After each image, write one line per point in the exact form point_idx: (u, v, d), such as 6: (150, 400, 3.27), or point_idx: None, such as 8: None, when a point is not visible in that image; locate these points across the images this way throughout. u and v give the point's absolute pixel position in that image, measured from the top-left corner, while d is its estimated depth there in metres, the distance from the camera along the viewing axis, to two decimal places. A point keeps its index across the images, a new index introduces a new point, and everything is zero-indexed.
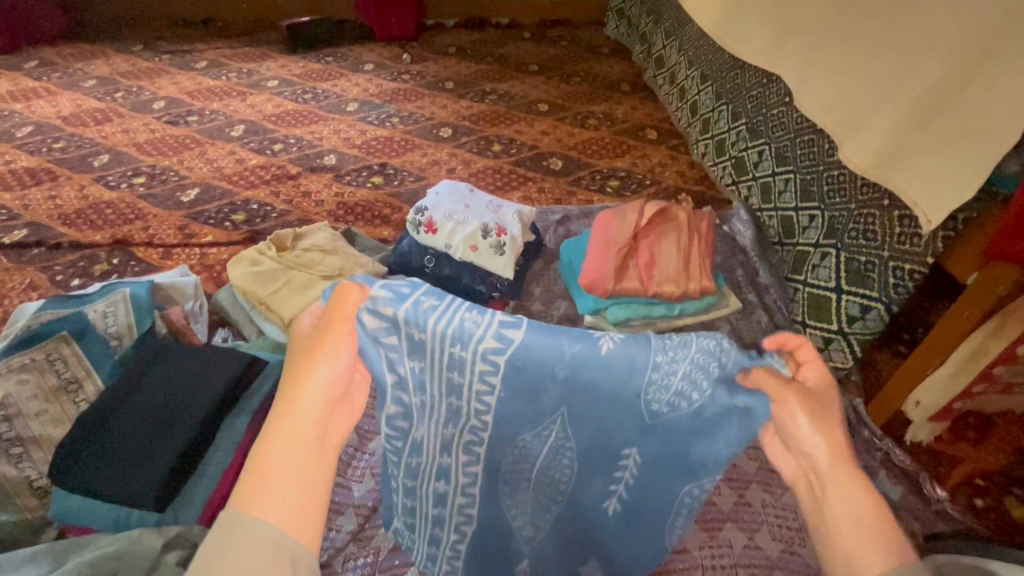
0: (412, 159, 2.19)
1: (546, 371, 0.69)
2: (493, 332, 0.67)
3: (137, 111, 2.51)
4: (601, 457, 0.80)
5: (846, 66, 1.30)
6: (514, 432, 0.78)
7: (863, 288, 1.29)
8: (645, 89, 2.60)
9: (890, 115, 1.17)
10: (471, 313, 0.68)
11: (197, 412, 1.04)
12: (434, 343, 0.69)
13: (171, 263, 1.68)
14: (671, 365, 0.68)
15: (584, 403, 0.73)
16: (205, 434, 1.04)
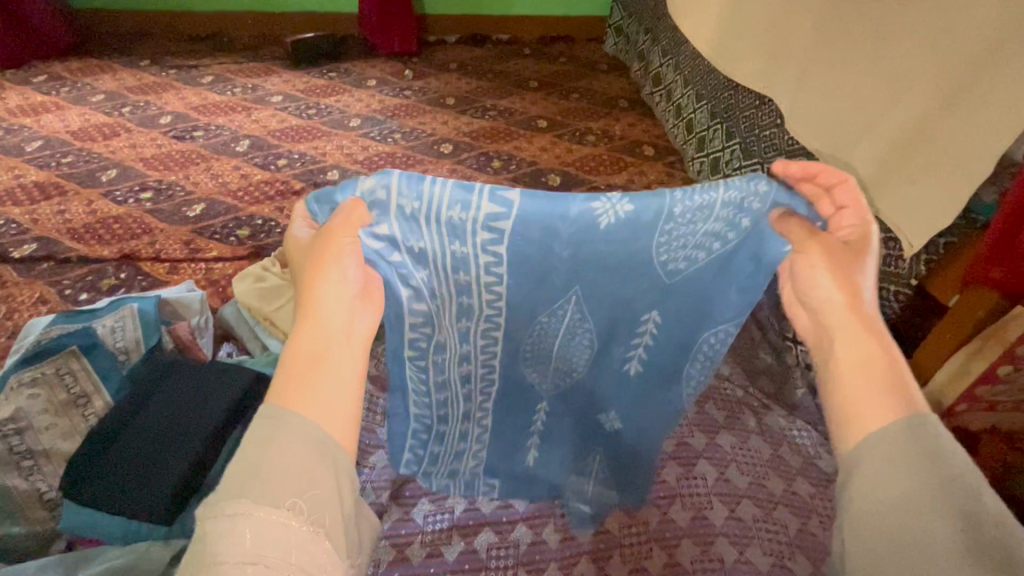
0: (413, 175, 2.24)
1: (557, 238, 0.74)
2: (492, 202, 0.69)
3: (145, 125, 2.56)
4: (621, 319, 0.87)
5: (831, 94, 1.35)
6: (539, 309, 0.86)
7: None
8: (643, 106, 2.65)
9: (874, 140, 1.22)
10: (456, 203, 0.70)
11: (205, 427, 1.07)
12: (431, 218, 0.71)
13: (178, 278, 1.72)
14: (687, 216, 0.71)
15: (599, 268, 0.79)
16: (213, 449, 1.07)
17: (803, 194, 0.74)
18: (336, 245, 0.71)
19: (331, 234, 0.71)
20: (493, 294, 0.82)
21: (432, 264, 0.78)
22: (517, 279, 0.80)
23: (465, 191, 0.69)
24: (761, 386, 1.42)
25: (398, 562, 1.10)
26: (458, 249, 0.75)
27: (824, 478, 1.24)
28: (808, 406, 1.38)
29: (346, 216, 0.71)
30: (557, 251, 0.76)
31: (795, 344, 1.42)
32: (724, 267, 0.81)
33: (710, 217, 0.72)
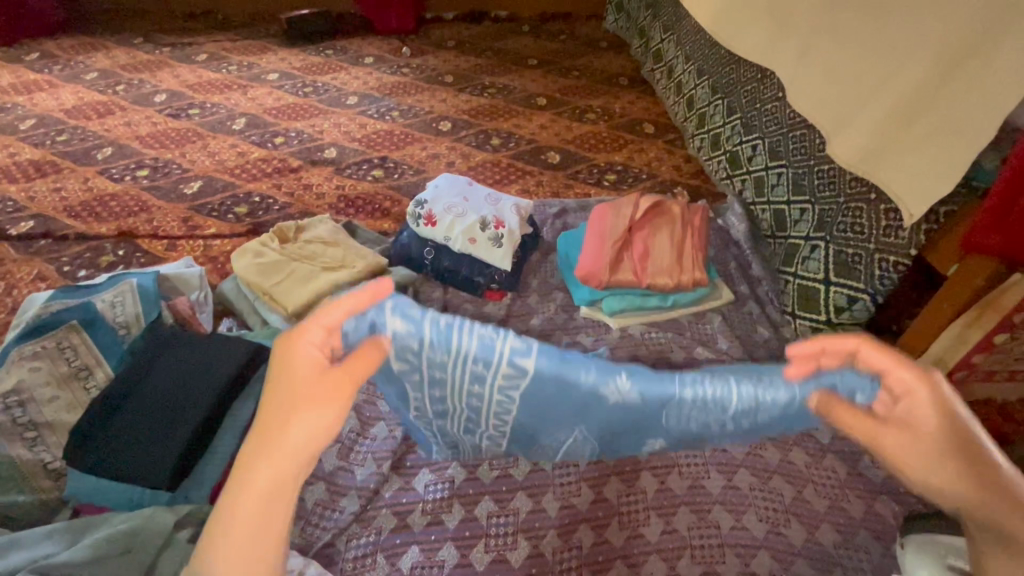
0: (412, 152, 2.22)
1: (574, 396, 0.81)
2: (514, 361, 0.77)
3: (140, 103, 2.53)
4: (637, 439, 0.96)
5: (834, 62, 1.32)
6: (549, 429, 0.94)
7: (850, 279, 1.32)
8: (643, 84, 2.61)
9: (874, 109, 1.20)
10: (479, 359, 0.78)
11: (205, 398, 1.07)
12: (456, 363, 0.79)
13: (176, 255, 1.71)
14: (698, 400, 0.79)
15: (608, 418, 0.87)
16: (213, 419, 1.07)
17: (830, 369, 0.72)
18: (338, 390, 0.64)
19: (336, 378, 0.65)
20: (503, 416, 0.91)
21: (450, 389, 0.86)
22: (530, 411, 0.89)
23: (487, 350, 0.77)
24: (759, 359, 1.42)
25: (400, 529, 1.12)
26: (476, 387, 0.84)
27: (819, 449, 1.26)
28: None
29: (364, 355, 0.70)
30: (569, 403, 0.84)
31: (794, 318, 1.46)
32: (755, 431, 0.87)
33: (725, 407, 0.79)
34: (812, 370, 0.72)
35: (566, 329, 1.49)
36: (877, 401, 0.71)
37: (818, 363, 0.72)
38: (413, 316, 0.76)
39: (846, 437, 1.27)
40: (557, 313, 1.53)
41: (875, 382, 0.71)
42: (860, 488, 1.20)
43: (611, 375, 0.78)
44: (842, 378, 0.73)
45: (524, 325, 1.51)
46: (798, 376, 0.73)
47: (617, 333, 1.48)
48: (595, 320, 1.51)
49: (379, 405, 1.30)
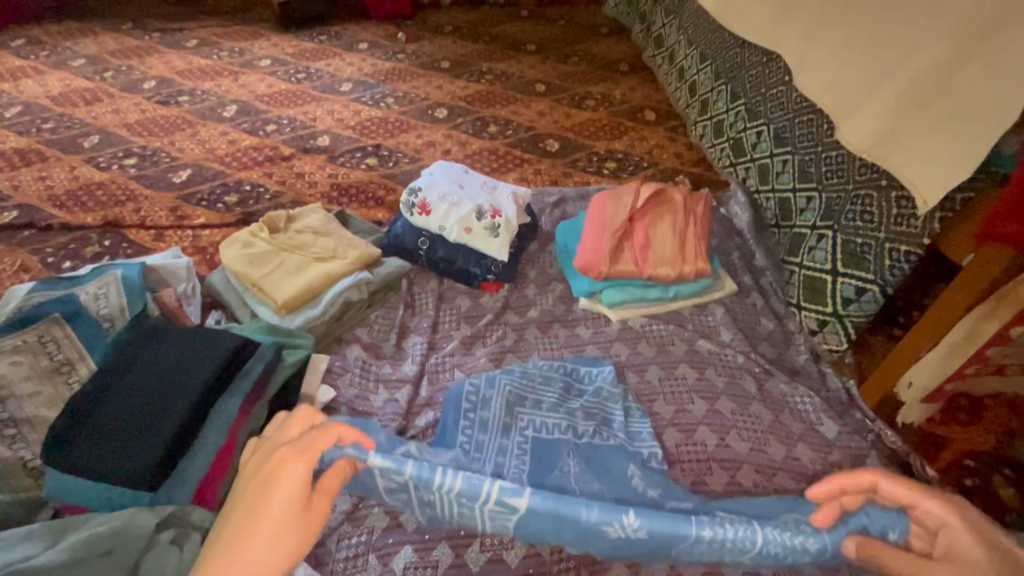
0: (407, 140, 2.17)
1: (566, 532, 0.80)
2: (502, 505, 0.77)
3: (128, 90, 2.47)
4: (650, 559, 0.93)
5: (843, 43, 1.27)
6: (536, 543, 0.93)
7: (858, 270, 1.28)
8: (644, 70, 2.55)
9: (887, 91, 1.15)
10: (468, 498, 0.77)
11: (188, 395, 1.01)
12: (444, 498, 0.79)
13: (164, 245, 1.67)
14: (712, 543, 0.76)
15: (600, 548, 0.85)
16: (198, 414, 1.02)
17: (852, 505, 0.77)
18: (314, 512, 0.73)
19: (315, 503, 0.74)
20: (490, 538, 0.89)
21: (448, 517, 0.85)
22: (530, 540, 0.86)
23: (475, 487, 0.77)
24: (762, 352, 1.38)
25: (393, 528, 1.09)
26: (471, 520, 0.83)
27: (825, 444, 1.22)
28: (813, 371, 1.34)
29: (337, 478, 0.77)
30: (568, 538, 0.81)
31: (799, 309, 1.42)
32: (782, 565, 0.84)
33: (742, 552, 0.77)
34: (837, 512, 0.76)
35: (564, 321, 1.45)
36: (912, 537, 0.75)
37: (841, 503, 0.77)
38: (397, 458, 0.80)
39: (854, 432, 1.23)
40: (555, 304, 1.49)
41: (904, 519, 0.75)
42: None
43: (615, 516, 0.76)
44: (871, 520, 0.77)
45: (521, 317, 1.46)
46: (825, 522, 0.76)
47: (617, 326, 1.44)
48: (594, 312, 1.47)
49: (373, 399, 1.25)
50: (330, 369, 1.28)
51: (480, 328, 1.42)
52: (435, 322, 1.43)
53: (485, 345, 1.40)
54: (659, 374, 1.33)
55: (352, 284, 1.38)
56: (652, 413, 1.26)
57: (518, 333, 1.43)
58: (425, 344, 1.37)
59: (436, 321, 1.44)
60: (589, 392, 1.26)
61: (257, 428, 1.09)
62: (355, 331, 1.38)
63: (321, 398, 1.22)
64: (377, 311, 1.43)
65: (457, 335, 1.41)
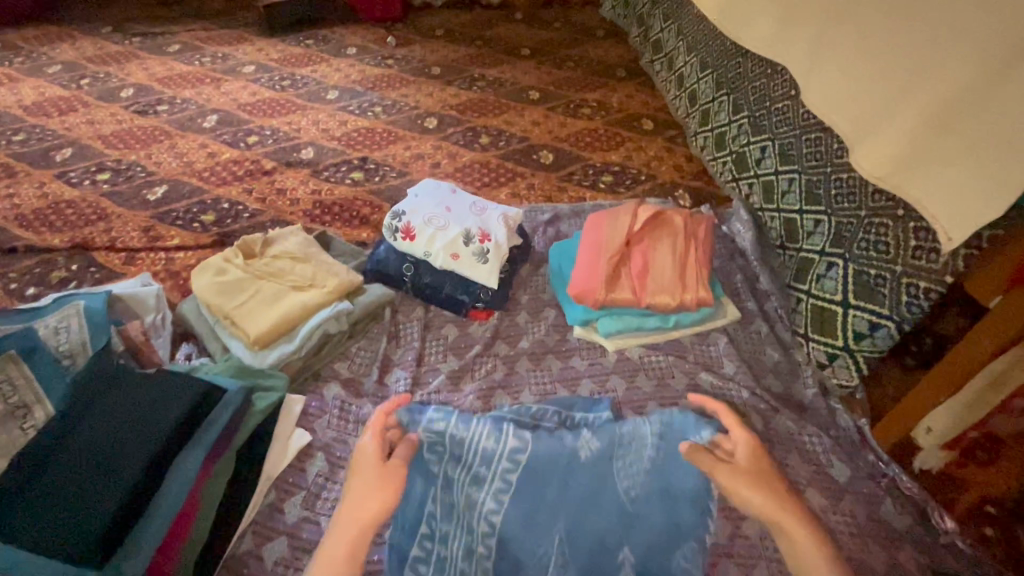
0: (395, 152, 2.08)
1: (561, 474, 1.00)
2: (518, 438, 1.03)
3: (104, 99, 2.37)
4: (603, 548, 0.93)
5: (855, 63, 1.21)
6: (533, 540, 0.94)
7: (872, 303, 1.20)
8: (642, 76, 2.46)
9: (909, 114, 1.08)
10: (489, 441, 1.03)
11: (142, 451, 0.90)
12: (472, 447, 1.02)
13: (134, 269, 1.58)
14: (628, 449, 1.03)
15: (588, 504, 0.96)
16: (153, 474, 0.91)
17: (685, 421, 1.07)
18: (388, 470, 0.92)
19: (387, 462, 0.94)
20: (495, 531, 0.95)
21: (459, 492, 0.99)
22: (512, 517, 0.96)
23: (496, 431, 1.04)
24: (768, 386, 1.29)
25: None
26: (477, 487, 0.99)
27: (836, 489, 1.13)
28: (822, 407, 1.26)
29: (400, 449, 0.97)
30: (553, 484, 0.99)
31: (807, 340, 1.33)
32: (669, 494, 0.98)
33: (644, 448, 1.04)
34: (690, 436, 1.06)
35: (558, 353, 1.37)
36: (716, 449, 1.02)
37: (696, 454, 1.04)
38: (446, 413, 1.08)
39: (867, 477, 1.15)
40: (548, 333, 1.41)
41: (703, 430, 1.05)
42: (884, 536, 1.07)
43: (579, 437, 1.05)
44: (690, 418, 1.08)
45: (512, 348, 1.38)
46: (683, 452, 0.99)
47: (613, 357, 1.36)
48: (589, 342, 1.39)
49: (352, 444, 1.17)
50: (306, 411, 1.20)
51: (468, 361, 1.34)
52: (420, 354, 1.35)
53: (473, 380, 1.31)
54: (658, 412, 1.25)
55: (331, 315, 1.29)
56: None
57: (508, 365, 1.34)
58: (409, 379, 1.29)
59: (422, 353, 1.35)
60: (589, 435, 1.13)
61: (220, 485, 0.98)
62: (334, 366, 1.30)
63: (293, 443, 1.13)
64: (359, 343, 1.35)
65: (444, 369, 1.32)
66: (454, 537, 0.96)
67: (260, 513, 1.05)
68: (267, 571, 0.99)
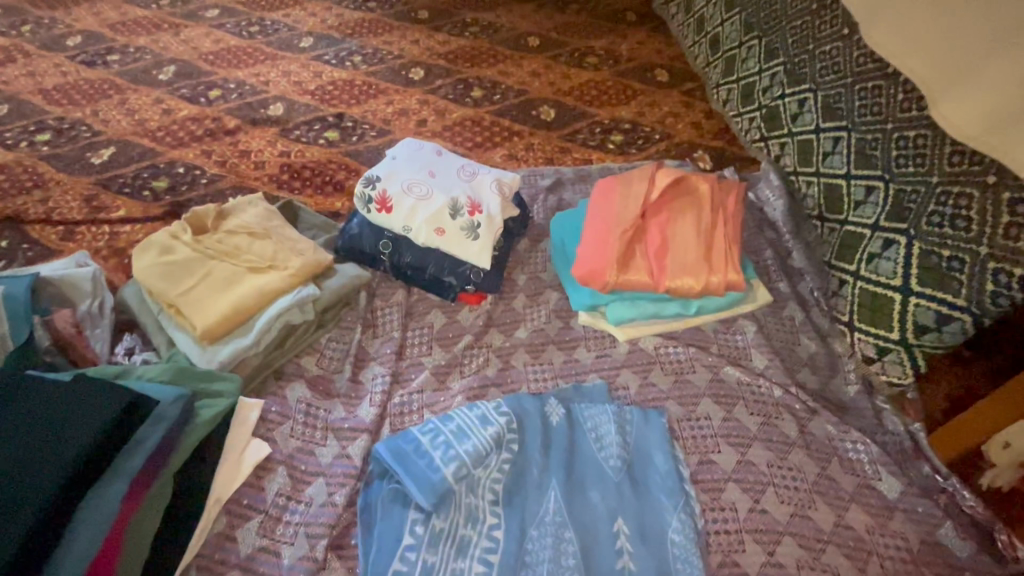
0: (376, 108, 1.83)
1: (540, 441, 0.97)
2: (500, 407, 0.98)
3: (48, 48, 2.10)
4: (595, 519, 0.92)
5: (943, 11, 1.08)
6: (532, 514, 0.91)
7: (942, 291, 1.00)
8: (655, 19, 2.17)
9: (1011, 67, 0.95)
10: (463, 416, 0.97)
11: (48, 480, 0.73)
12: (454, 428, 0.95)
13: (73, 245, 1.37)
14: (596, 415, 1.03)
15: (576, 472, 0.96)
16: (60, 510, 0.73)
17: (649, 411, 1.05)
18: None
19: None
20: (497, 512, 0.91)
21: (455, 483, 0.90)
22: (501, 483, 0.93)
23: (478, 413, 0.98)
24: (804, 383, 1.11)
25: None
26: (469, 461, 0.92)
27: (884, 507, 0.97)
28: (866, 408, 1.09)
29: None
30: (534, 453, 0.96)
31: (851, 330, 1.14)
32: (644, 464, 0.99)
33: (611, 414, 1.03)
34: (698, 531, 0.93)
35: (560, 343, 1.18)
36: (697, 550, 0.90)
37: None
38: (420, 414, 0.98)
39: (921, 492, 0.99)
40: (549, 320, 1.22)
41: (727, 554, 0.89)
42: (939, 564, 0.92)
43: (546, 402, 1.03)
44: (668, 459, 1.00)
45: (507, 338, 1.19)
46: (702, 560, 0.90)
47: (624, 348, 1.17)
48: (596, 330, 1.20)
49: (319, 455, 1.00)
50: (264, 418, 1.02)
51: (456, 354, 1.15)
52: (401, 346, 1.16)
53: (462, 377, 1.13)
54: (676, 413, 1.08)
55: (294, 303, 1.10)
56: None
57: (503, 359, 1.16)
58: (388, 376, 1.11)
59: (402, 344, 1.17)
60: (576, 434, 1.00)
61: (149, 519, 0.82)
62: (300, 362, 1.12)
63: (250, 455, 0.95)
64: (329, 334, 1.16)
65: (428, 363, 1.14)
66: (451, 534, 0.87)
67: (207, 544, 0.88)
68: None
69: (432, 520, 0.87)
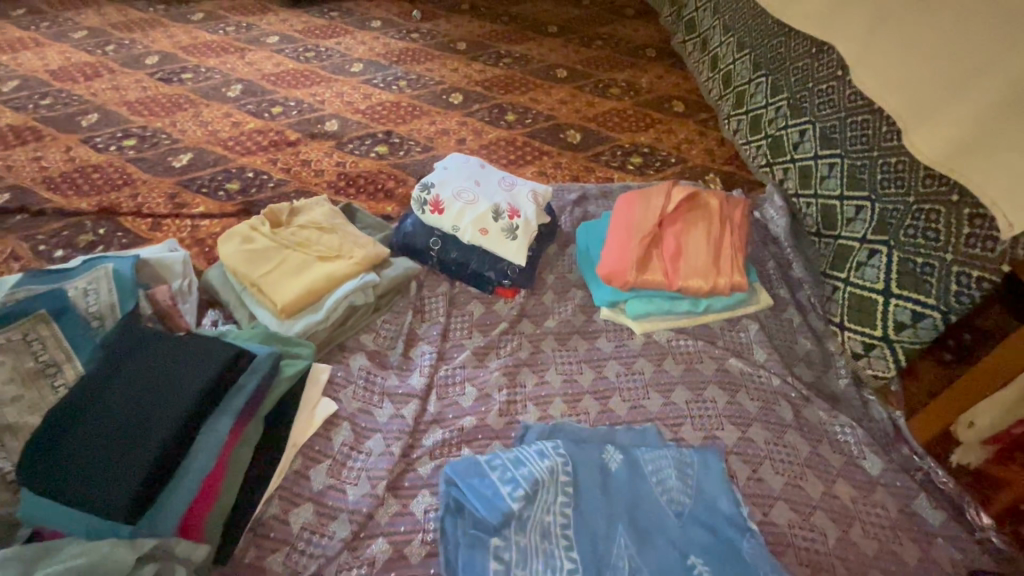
0: (420, 127, 2.04)
1: (599, 484, 1.04)
2: (558, 447, 1.05)
3: (129, 65, 2.36)
4: (667, 566, 0.96)
5: (909, 54, 1.26)
6: (604, 558, 0.96)
7: (917, 293, 1.17)
8: (673, 56, 2.39)
9: (961, 107, 1.13)
10: (525, 454, 1.04)
11: (179, 409, 0.91)
12: (521, 467, 1.01)
13: (160, 235, 1.57)
14: (652, 460, 1.09)
15: (638, 514, 1.02)
16: (187, 431, 0.91)
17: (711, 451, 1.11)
18: None
19: None
20: (572, 557, 0.96)
21: (529, 519, 0.98)
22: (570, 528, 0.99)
23: (538, 453, 1.04)
24: (799, 375, 1.27)
25: (394, 560, 0.99)
26: (536, 499, 0.99)
27: (867, 481, 1.12)
28: (854, 399, 1.23)
29: None
30: (593, 495, 1.03)
31: (842, 329, 1.30)
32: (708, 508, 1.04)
33: (667, 458, 1.09)
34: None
35: (584, 333, 1.35)
36: None
37: None
38: (477, 457, 1.04)
39: (900, 470, 1.13)
40: (575, 314, 1.38)
41: None
42: (916, 531, 1.06)
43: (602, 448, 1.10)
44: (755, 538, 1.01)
45: (538, 327, 1.36)
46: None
47: (640, 340, 1.33)
48: (616, 324, 1.36)
49: (376, 415, 1.16)
50: (332, 380, 1.19)
51: (493, 338, 1.32)
52: (445, 330, 1.33)
53: (498, 357, 1.29)
54: (684, 396, 1.23)
55: (357, 286, 1.28)
56: (677, 440, 1.16)
57: (534, 345, 1.32)
58: (434, 353, 1.28)
59: (446, 328, 1.34)
60: (634, 476, 1.07)
61: (248, 450, 0.98)
62: (359, 338, 1.29)
63: (320, 412, 1.13)
64: (384, 316, 1.33)
65: (469, 345, 1.31)
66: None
67: (287, 479, 1.05)
68: (293, 536, 0.99)
69: (510, 559, 0.93)
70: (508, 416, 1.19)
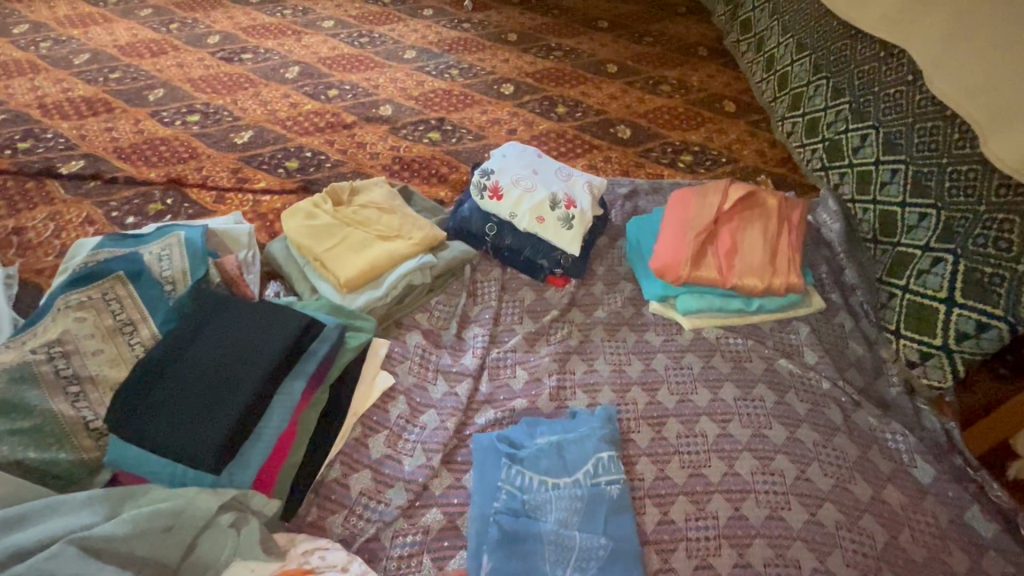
0: (471, 116, 2.07)
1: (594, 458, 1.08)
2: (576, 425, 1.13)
3: (192, 44, 2.43)
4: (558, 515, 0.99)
5: (994, 58, 1.24)
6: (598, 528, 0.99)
7: (984, 303, 1.17)
8: (725, 55, 2.37)
9: None
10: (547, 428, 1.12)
11: (261, 371, 0.98)
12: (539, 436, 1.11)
13: (224, 208, 1.64)
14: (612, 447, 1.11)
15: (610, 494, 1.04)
16: (268, 393, 0.98)
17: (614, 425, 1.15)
18: None
19: None
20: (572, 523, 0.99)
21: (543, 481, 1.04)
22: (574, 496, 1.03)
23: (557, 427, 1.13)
24: (851, 379, 1.26)
25: (448, 530, 1.03)
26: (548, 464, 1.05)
27: (917, 489, 1.12)
28: (907, 406, 1.24)
29: None
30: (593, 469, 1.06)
31: (898, 337, 1.30)
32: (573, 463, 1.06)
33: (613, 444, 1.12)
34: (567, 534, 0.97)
35: (633, 325, 1.36)
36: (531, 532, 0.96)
37: None
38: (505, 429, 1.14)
39: (951, 481, 1.14)
40: (624, 306, 1.40)
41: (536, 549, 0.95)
42: (962, 540, 1.07)
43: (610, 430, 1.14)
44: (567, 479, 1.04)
45: (588, 316, 1.38)
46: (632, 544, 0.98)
47: (689, 335, 1.33)
48: (665, 318, 1.37)
49: (431, 392, 1.20)
50: (389, 355, 1.23)
51: (544, 325, 1.34)
52: (497, 314, 1.36)
53: (549, 343, 1.32)
54: (734, 393, 1.23)
55: (416, 267, 1.31)
56: (725, 434, 1.16)
57: (584, 333, 1.34)
58: (486, 336, 1.30)
59: (498, 312, 1.36)
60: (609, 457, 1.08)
61: (316, 412, 1.06)
62: (415, 317, 1.33)
63: (378, 383, 1.17)
64: (438, 297, 1.37)
65: (520, 330, 1.33)
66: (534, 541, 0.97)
67: (347, 445, 1.10)
68: (352, 500, 1.04)
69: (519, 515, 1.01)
70: (559, 400, 1.21)
